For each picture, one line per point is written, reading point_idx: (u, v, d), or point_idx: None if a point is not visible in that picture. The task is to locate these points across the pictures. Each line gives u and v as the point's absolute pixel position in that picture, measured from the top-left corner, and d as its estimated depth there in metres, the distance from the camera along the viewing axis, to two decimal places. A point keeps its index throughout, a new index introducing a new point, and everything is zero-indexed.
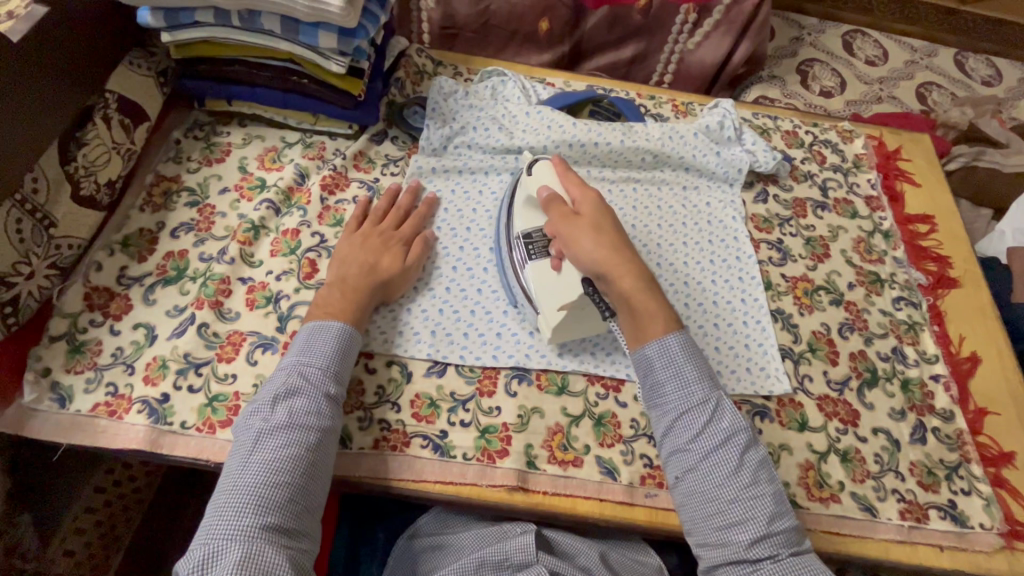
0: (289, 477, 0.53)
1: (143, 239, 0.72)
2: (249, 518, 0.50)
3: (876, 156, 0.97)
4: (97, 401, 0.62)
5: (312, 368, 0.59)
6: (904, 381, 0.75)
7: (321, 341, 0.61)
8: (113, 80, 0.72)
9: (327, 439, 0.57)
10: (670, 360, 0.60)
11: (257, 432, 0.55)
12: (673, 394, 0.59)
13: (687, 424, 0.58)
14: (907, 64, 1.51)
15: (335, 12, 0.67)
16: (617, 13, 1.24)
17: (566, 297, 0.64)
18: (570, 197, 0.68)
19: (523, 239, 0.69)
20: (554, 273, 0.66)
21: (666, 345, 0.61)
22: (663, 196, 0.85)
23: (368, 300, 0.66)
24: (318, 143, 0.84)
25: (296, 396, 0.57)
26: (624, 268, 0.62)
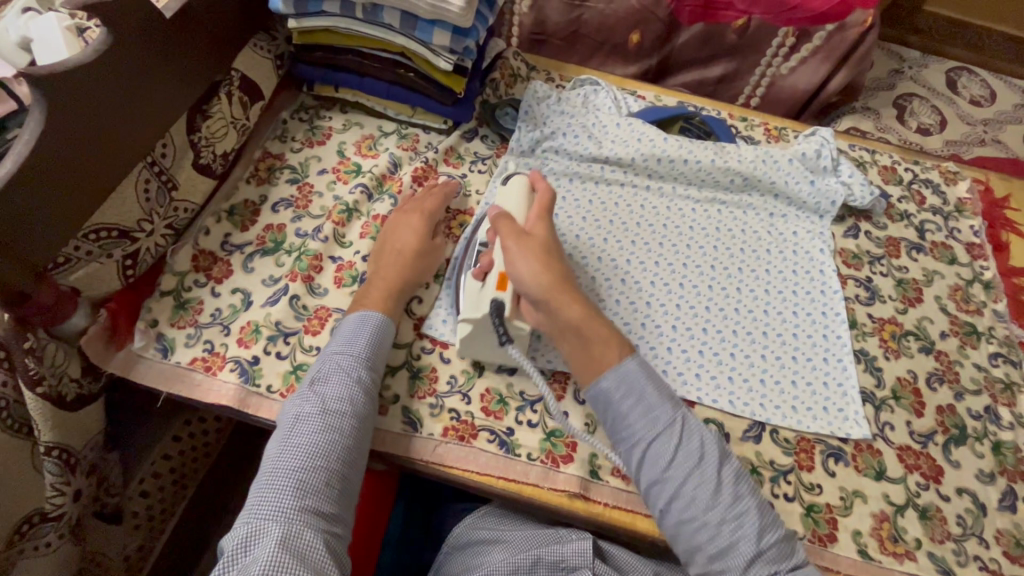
0: (326, 462, 0.54)
1: (246, 209, 0.77)
2: (288, 499, 0.51)
3: (981, 202, 0.92)
4: (196, 355, 0.66)
5: (349, 355, 0.61)
6: (997, 443, 0.71)
7: (359, 330, 0.63)
8: (239, 59, 0.77)
9: (361, 426, 0.58)
10: (628, 388, 0.59)
11: (296, 418, 0.56)
12: (637, 421, 0.58)
13: (662, 446, 0.56)
14: (1016, 108, 1.42)
15: (453, 11, 0.69)
16: (710, 31, 1.22)
17: (472, 309, 0.64)
18: (526, 222, 0.68)
19: (479, 247, 0.70)
20: (477, 284, 0.66)
21: (625, 373, 0.59)
22: (747, 219, 0.83)
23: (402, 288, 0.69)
24: (412, 135, 0.87)
25: (331, 383, 0.58)
26: (567, 293, 0.62)
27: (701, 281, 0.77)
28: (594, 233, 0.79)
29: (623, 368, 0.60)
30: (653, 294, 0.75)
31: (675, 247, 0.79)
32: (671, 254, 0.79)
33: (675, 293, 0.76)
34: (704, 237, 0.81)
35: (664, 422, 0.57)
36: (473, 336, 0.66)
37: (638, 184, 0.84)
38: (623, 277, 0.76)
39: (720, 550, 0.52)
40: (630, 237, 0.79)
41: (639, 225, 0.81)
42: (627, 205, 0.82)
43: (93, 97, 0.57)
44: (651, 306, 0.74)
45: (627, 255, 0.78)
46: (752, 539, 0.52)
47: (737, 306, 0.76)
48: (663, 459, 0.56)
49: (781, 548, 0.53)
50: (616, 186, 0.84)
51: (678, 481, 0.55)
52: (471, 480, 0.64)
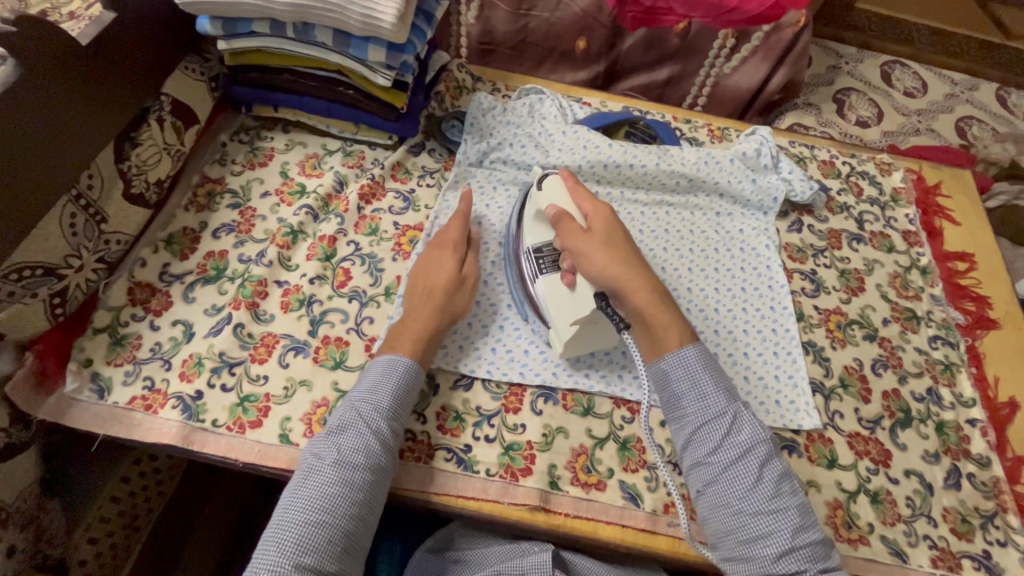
0: (334, 518, 0.52)
1: (186, 237, 0.75)
2: (288, 555, 0.50)
3: (915, 190, 0.96)
4: (135, 394, 0.63)
5: (373, 406, 0.59)
6: (939, 423, 0.73)
7: (387, 377, 0.61)
8: (169, 83, 0.75)
9: (376, 480, 0.56)
10: (687, 371, 0.60)
11: (310, 467, 0.55)
12: (695, 418, 0.58)
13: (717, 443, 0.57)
14: (947, 98, 1.49)
15: (387, 28, 0.68)
16: (654, 35, 1.24)
17: (579, 312, 0.64)
18: (582, 214, 0.68)
19: (534, 253, 0.70)
20: (567, 289, 0.66)
21: (684, 357, 0.60)
22: (699, 220, 0.85)
23: (435, 325, 0.66)
24: (357, 152, 0.85)
25: (350, 433, 0.57)
26: (636, 285, 0.63)
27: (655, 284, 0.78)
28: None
29: (683, 353, 0.61)
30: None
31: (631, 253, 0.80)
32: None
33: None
34: (658, 240, 0.82)
35: (719, 419, 0.58)
36: (584, 333, 0.66)
37: (591, 191, 0.85)
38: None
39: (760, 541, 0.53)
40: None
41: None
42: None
43: (1, 129, 0.54)
44: None
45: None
46: (785, 536, 0.53)
47: (691, 307, 0.77)
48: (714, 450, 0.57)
49: (796, 510, 0.54)
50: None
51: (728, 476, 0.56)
52: (430, 501, 0.63)
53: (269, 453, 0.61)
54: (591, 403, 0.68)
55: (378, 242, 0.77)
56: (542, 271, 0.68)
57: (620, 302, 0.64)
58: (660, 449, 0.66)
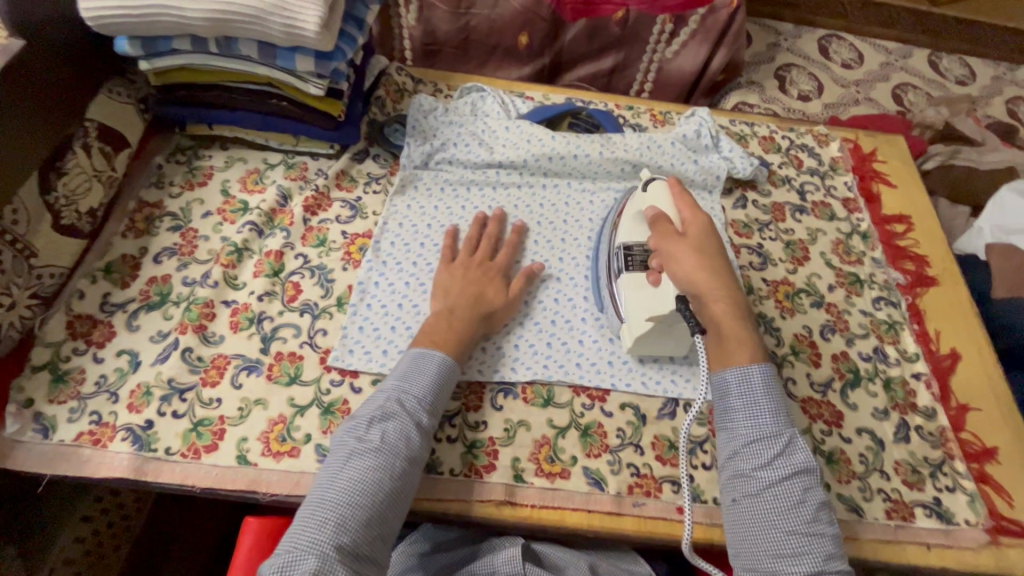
0: (373, 502, 0.52)
1: (126, 265, 0.73)
2: (325, 532, 0.49)
3: (851, 158, 0.99)
4: (82, 430, 0.61)
5: (412, 396, 0.59)
6: (887, 380, 0.76)
7: (423, 368, 0.61)
8: (93, 108, 0.73)
9: (412, 467, 0.56)
10: (746, 389, 0.58)
11: (352, 450, 0.54)
12: (735, 398, 0.58)
13: (749, 417, 0.57)
14: (882, 67, 1.54)
15: (311, 37, 0.67)
16: (594, 25, 1.25)
17: (656, 309, 0.64)
18: (679, 218, 0.67)
19: (622, 250, 0.70)
20: (651, 286, 0.66)
21: (748, 375, 0.58)
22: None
23: (474, 330, 0.67)
24: (300, 164, 0.84)
25: (391, 420, 0.56)
26: (718, 292, 0.61)
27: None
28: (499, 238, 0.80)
29: (749, 375, 0.58)
30: (559, 291, 0.76)
31: (580, 242, 0.81)
32: (577, 246, 0.80)
33: (582, 286, 0.77)
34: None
35: (759, 396, 0.58)
36: (658, 334, 0.67)
37: (538, 183, 0.85)
38: (578, 276, 0.78)
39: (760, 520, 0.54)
40: (535, 239, 0.80)
41: (543, 222, 0.82)
42: (534, 206, 0.83)
43: None
44: (559, 302, 0.75)
45: (535, 258, 0.78)
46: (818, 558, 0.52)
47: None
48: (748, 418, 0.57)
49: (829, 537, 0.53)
50: (518, 187, 0.85)
51: (748, 444, 0.56)
52: None
53: (227, 476, 0.60)
54: (551, 394, 0.69)
55: (326, 252, 0.77)
56: (626, 267, 0.69)
57: (699, 308, 0.62)
58: (622, 432, 0.68)
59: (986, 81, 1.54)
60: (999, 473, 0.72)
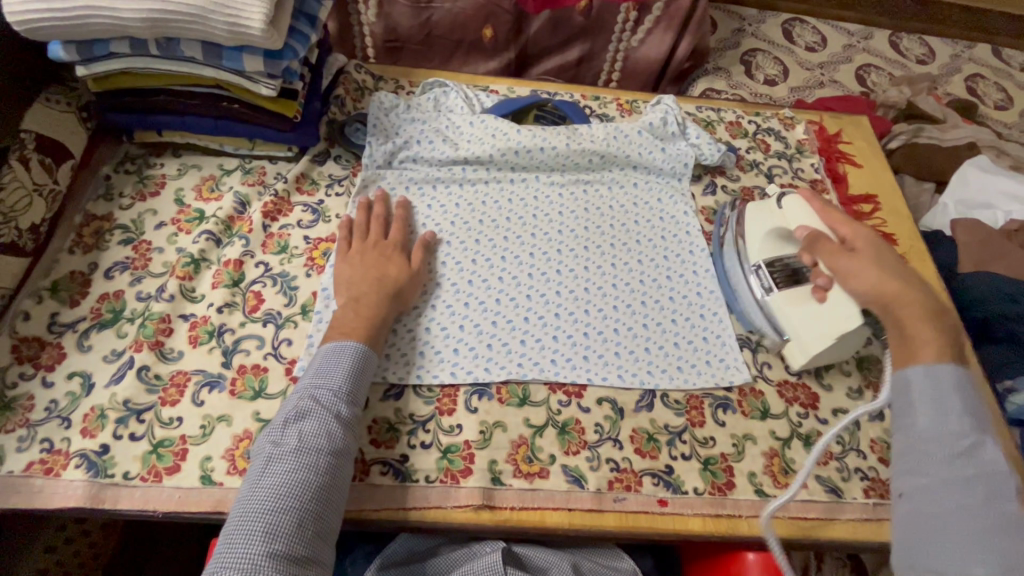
0: (300, 502, 0.51)
1: (74, 282, 0.69)
2: (256, 545, 0.47)
3: (817, 140, 0.99)
4: (32, 459, 0.58)
5: (326, 390, 0.58)
6: (860, 359, 0.76)
7: (337, 360, 0.60)
8: (28, 118, 0.69)
9: (340, 459, 0.55)
10: (934, 381, 0.49)
11: (268, 456, 0.53)
12: (921, 391, 0.50)
13: (934, 406, 0.48)
14: (845, 48, 1.55)
15: (257, 35, 0.64)
16: (558, 17, 1.24)
17: (842, 327, 0.66)
18: (837, 235, 0.68)
19: (761, 268, 0.75)
20: (817, 302, 0.69)
21: (937, 375, 0.49)
22: (615, 194, 0.85)
23: (385, 307, 0.66)
24: (258, 169, 0.81)
25: (308, 419, 0.56)
26: (908, 299, 0.56)
27: (578, 268, 0.77)
28: (466, 236, 0.78)
29: (938, 368, 0.50)
30: (531, 287, 0.74)
31: (548, 237, 0.79)
32: (546, 240, 0.79)
33: (554, 281, 0.75)
34: (576, 219, 0.81)
35: (950, 388, 0.48)
36: (833, 349, 0.69)
37: (505, 178, 0.84)
38: (556, 268, 0.76)
39: (935, 541, 0.44)
40: (501, 235, 0.79)
41: (511, 218, 0.80)
42: (499, 201, 0.82)
43: None
44: (531, 298, 0.73)
45: (503, 254, 0.77)
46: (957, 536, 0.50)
47: (619, 284, 0.76)
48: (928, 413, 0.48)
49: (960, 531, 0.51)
50: (486, 182, 0.83)
51: (935, 444, 0.47)
52: (371, 519, 0.60)
53: (190, 497, 0.58)
54: (527, 393, 0.68)
55: (289, 259, 0.74)
56: (777, 286, 0.73)
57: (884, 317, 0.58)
58: (600, 426, 0.67)
59: (946, 59, 1.57)
60: None
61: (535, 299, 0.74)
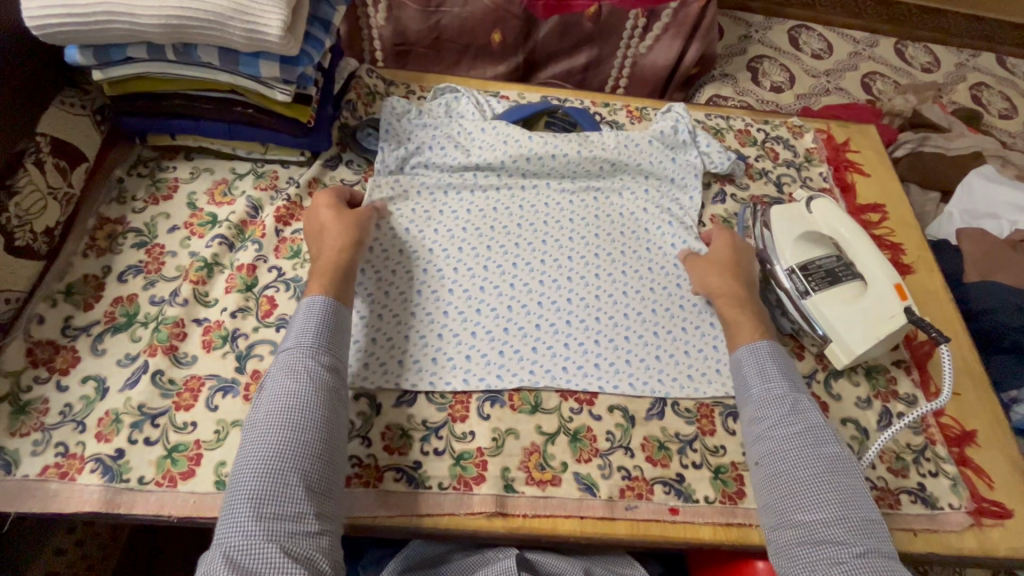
0: (275, 463, 0.50)
1: (88, 285, 0.69)
2: (239, 511, 0.49)
3: (826, 149, 1.00)
4: (47, 463, 0.58)
5: (290, 352, 0.58)
6: (869, 369, 0.77)
7: (302, 323, 0.60)
8: (44, 122, 0.69)
9: (318, 410, 0.55)
10: (759, 358, 0.65)
11: (247, 427, 0.55)
12: (750, 365, 0.65)
13: (763, 377, 0.64)
14: (851, 56, 1.56)
15: (274, 41, 0.65)
16: (567, 21, 1.23)
17: (889, 328, 0.69)
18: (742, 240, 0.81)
19: (800, 272, 0.76)
20: (857, 300, 0.72)
21: (758, 349, 0.66)
22: (626, 201, 0.85)
23: (348, 256, 0.68)
24: (270, 173, 0.82)
25: (275, 384, 0.56)
26: (740, 302, 0.71)
27: (589, 274, 0.77)
28: (478, 242, 0.78)
29: (756, 346, 0.66)
30: (542, 294, 0.75)
31: (558, 243, 0.80)
32: (556, 246, 0.79)
33: (565, 288, 0.76)
34: (585, 227, 0.82)
35: (770, 361, 0.65)
36: (878, 347, 0.71)
37: (514, 183, 0.84)
38: (566, 273, 0.77)
39: (779, 481, 0.57)
40: (512, 241, 0.79)
41: (521, 225, 0.81)
42: (508, 206, 0.82)
43: None
44: (542, 305, 0.74)
45: (513, 260, 0.77)
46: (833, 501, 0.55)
47: (629, 291, 0.77)
48: (757, 382, 0.64)
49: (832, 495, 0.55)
50: (496, 189, 0.83)
51: (763, 407, 0.62)
52: (383, 526, 0.61)
53: (205, 503, 0.58)
54: (538, 400, 0.68)
55: (301, 264, 0.74)
56: (814, 289, 0.74)
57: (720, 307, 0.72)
58: (611, 434, 0.67)
59: (951, 67, 1.57)
60: (979, 456, 0.73)
61: (546, 304, 0.74)
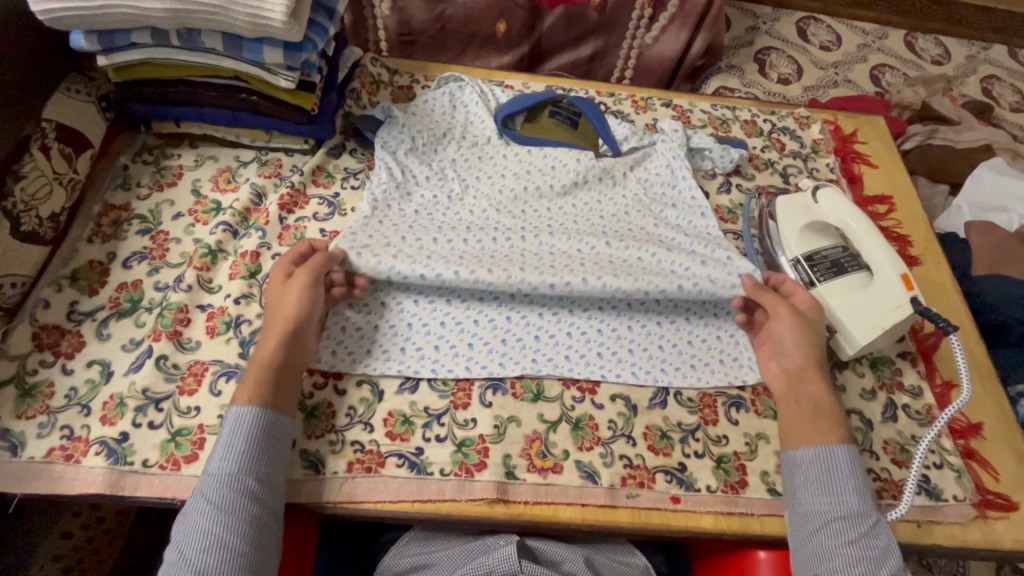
0: None
1: (93, 271, 0.70)
2: None
3: (833, 140, 0.99)
4: (52, 445, 0.59)
5: (212, 478, 0.54)
6: (874, 360, 0.76)
7: (227, 441, 0.55)
8: (50, 108, 0.69)
9: (245, 551, 0.51)
10: (828, 466, 0.59)
11: (165, 563, 0.51)
12: (818, 474, 0.59)
13: (831, 492, 0.58)
14: (860, 48, 1.54)
15: (278, 27, 0.64)
16: (573, 12, 1.23)
17: (894, 318, 0.68)
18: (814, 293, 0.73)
19: (805, 262, 0.76)
20: (864, 291, 0.71)
21: (835, 454, 0.59)
22: (625, 204, 0.82)
23: (284, 358, 0.61)
24: (274, 161, 0.82)
25: (195, 517, 0.52)
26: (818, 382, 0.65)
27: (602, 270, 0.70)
28: None
29: (830, 451, 0.59)
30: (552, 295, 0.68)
31: (563, 240, 0.74)
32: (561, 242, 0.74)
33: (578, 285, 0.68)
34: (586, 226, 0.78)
35: (842, 474, 0.58)
36: (884, 338, 0.70)
37: (509, 187, 0.81)
38: None
39: None
40: (515, 243, 0.73)
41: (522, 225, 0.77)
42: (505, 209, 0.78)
43: None
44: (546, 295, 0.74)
45: (518, 260, 0.71)
46: None
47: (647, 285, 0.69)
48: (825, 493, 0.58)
49: None
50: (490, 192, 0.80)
51: (834, 520, 0.56)
52: (385, 510, 0.61)
53: None
54: (541, 388, 0.68)
55: None
56: (818, 279, 0.74)
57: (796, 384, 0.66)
58: (613, 423, 0.67)
59: (961, 60, 1.55)
60: (984, 448, 0.72)
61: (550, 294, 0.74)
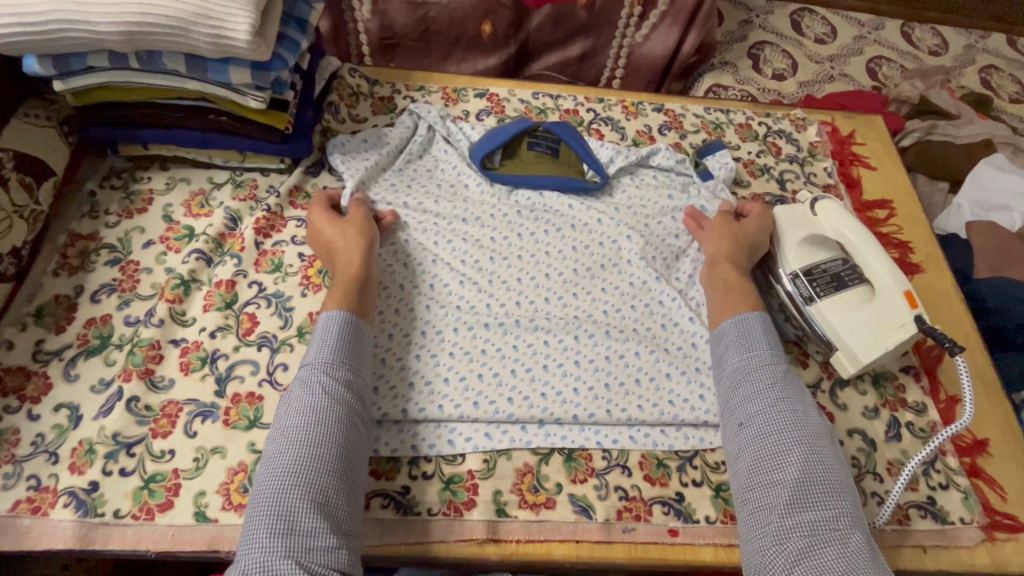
0: (312, 455, 0.51)
1: (59, 307, 0.66)
2: (266, 529, 0.47)
3: (831, 142, 0.96)
4: (18, 498, 0.56)
5: (287, 464, 0.51)
6: (876, 376, 0.74)
7: (297, 426, 0.53)
8: (6, 137, 0.65)
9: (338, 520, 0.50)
10: (757, 397, 0.58)
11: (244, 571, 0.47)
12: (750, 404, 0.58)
13: (763, 420, 0.57)
14: (856, 40, 1.50)
15: (242, 46, 0.61)
16: (560, 11, 1.19)
17: (898, 338, 0.66)
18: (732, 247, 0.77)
19: (803, 277, 0.72)
20: (865, 307, 0.68)
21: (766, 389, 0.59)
22: (630, 271, 0.75)
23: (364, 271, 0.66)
24: (249, 182, 0.78)
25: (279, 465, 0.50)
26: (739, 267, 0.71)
27: (596, 379, 0.67)
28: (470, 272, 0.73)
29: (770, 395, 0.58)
30: (546, 409, 0.64)
31: (558, 334, 0.69)
32: (556, 336, 0.69)
33: (570, 402, 0.65)
34: (585, 304, 0.72)
35: (772, 402, 0.57)
36: (888, 355, 0.68)
37: (503, 256, 0.74)
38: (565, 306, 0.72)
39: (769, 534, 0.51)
40: (507, 337, 0.69)
41: (516, 306, 0.71)
42: (497, 281, 0.72)
43: None
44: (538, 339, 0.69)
45: (509, 361, 0.67)
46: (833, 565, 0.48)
47: (640, 403, 0.66)
48: (754, 446, 0.56)
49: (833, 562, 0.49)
50: (482, 261, 0.74)
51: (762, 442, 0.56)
52: (372, 555, 0.58)
53: (184, 536, 0.56)
54: None
55: (282, 278, 0.71)
56: (819, 294, 0.70)
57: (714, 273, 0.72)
58: (608, 452, 0.64)
59: (959, 50, 1.52)
60: (992, 466, 0.70)
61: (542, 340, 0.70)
